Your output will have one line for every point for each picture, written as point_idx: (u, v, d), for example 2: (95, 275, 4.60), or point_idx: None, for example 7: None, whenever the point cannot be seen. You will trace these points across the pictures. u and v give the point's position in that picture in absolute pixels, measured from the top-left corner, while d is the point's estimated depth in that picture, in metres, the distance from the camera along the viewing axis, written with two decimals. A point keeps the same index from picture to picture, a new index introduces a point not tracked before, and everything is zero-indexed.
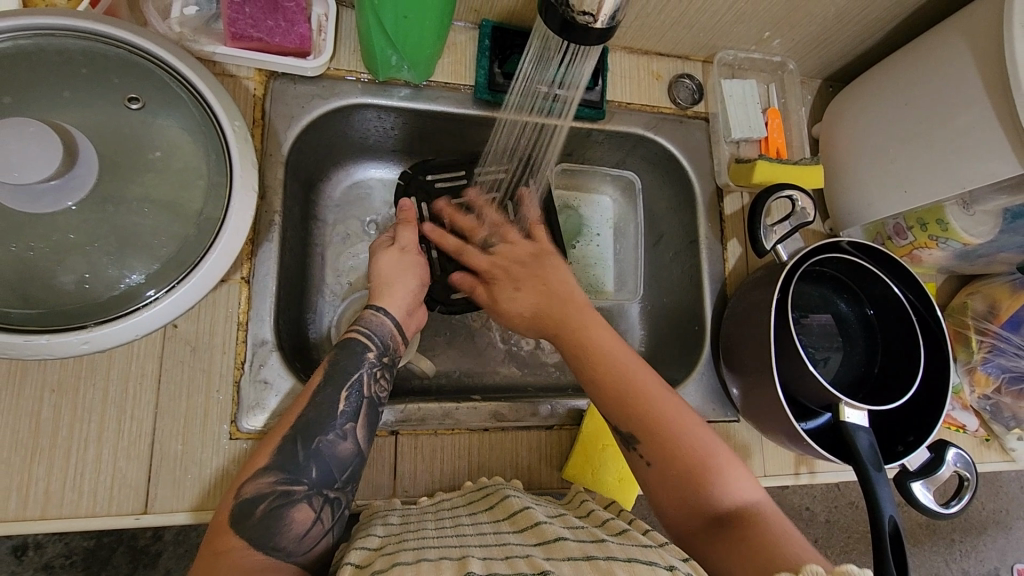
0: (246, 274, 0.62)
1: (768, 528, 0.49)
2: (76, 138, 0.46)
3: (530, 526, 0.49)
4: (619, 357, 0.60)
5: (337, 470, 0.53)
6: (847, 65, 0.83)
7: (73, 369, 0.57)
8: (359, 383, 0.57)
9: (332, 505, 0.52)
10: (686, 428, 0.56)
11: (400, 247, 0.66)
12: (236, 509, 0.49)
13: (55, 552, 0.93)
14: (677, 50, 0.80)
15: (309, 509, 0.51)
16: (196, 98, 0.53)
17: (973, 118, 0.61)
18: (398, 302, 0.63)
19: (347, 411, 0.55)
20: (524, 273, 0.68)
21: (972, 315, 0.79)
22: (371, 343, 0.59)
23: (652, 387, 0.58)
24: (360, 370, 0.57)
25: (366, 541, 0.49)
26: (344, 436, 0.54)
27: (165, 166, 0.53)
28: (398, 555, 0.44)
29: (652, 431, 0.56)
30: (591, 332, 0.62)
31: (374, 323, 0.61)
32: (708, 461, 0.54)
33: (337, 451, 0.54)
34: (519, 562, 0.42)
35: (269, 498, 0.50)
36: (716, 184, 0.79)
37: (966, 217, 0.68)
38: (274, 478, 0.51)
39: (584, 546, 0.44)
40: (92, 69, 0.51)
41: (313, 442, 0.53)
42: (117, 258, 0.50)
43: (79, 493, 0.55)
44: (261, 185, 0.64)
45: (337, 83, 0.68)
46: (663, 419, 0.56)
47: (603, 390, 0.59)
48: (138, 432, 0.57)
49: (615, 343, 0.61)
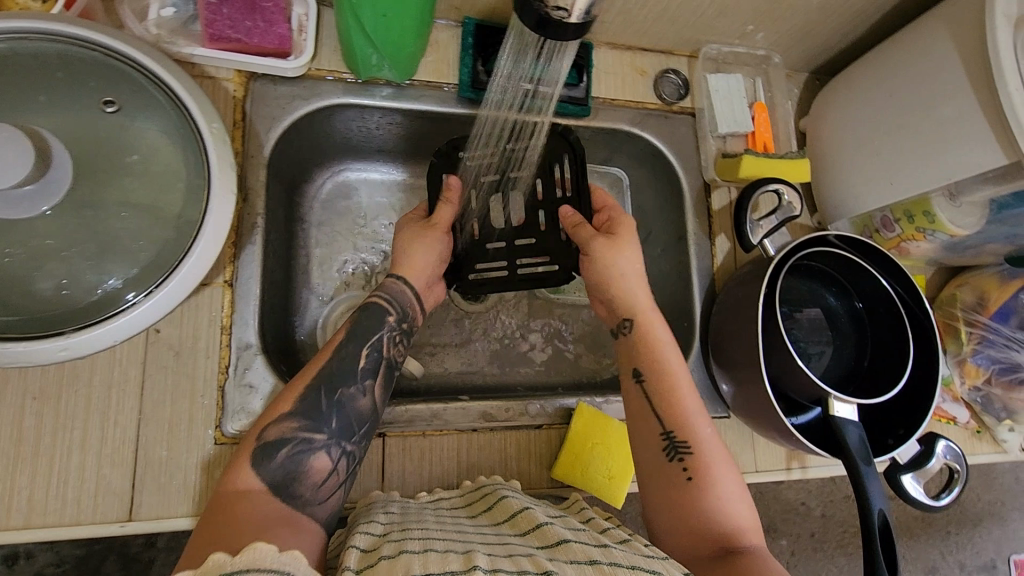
0: (229, 276, 0.61)
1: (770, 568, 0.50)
2: (51, 143, 0.45)
3: (533, 528, 0.48)
4: (684, 381, 0.62)
5: (357, 424, 0.56)
6: (832, 58, 0.82)
7: (54, 376, 0.56)
8: (380, 345, 0.60)
9: (349, 458, 0.54)
10: (725, 462, 0.58)
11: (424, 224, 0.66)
12: (257, 454, 0.51)
13: (46, 561, 0.92)
14: (661, 46, 0.80)
15: (327, 458, 0.53)
16: (173, 100, 0.52)
17: (957, 109, 0.61)
18: (421, 271, 0.65)
19: (366, 369, 0.58)
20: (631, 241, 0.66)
21: (962, 307, 0.79)
22: (392, 308, 0.63)
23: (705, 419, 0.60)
24: (379, 333, 0.61)
25: (370, 526, 0.49)
26: (364, 392, 0.57)
27: (144, 169, 0.53)
28: (404, 543, 0.44)
29: (702, 451, 0.58)
30: (668, 349, 0.63)
31: (395, 290, 0.64)
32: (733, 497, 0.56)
33: (357, 406, 0.56)
34: (523, 561, 0.42)
35: (290, 444, 0.52)
36: (703, 179, 0.79)
37: (951, 208, 0.67)
38: (296, 423, 0.53)
39: (589, 550, 0.44)
40: (67, 73, 0.51)
41: (336, 393, 0.55)
42: (95, 263, 0.50)
43: (63, 501, 0.54)
44: (243, 187, 0.63)
45: (318, 84, 0.67)
46: (714, 447, 0.58)
47: (667, 398, 0.60)
48: (122, 439, 0.56)
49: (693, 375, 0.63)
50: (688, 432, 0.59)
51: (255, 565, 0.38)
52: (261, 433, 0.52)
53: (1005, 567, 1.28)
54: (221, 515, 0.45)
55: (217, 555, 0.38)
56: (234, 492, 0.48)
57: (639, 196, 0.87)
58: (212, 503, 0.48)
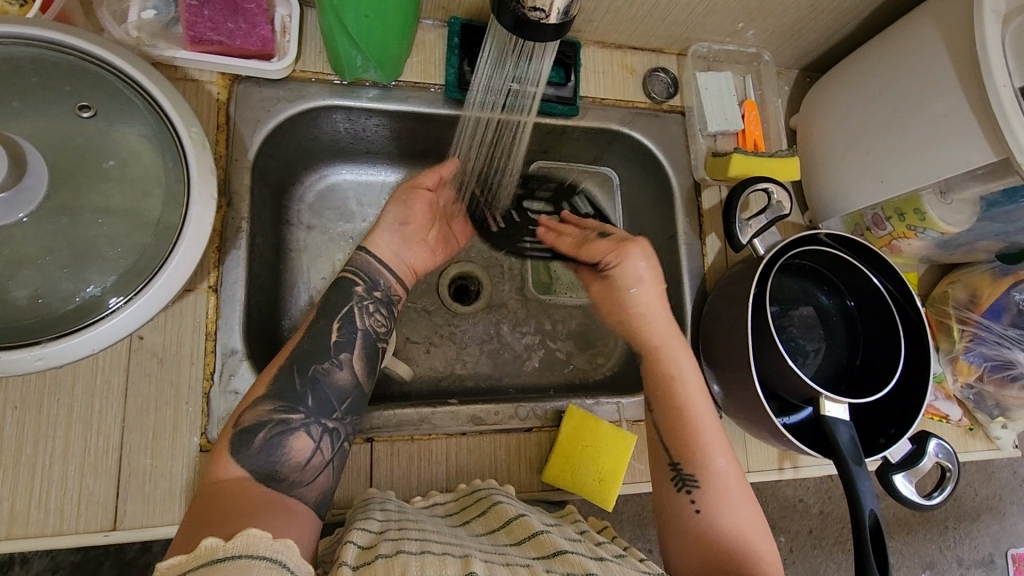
0: (213, 282, 0.60)
1: None
2: (24, 149, 0.45)
3: (528, 538, 0.48)
4: (700, 411, 0.61)
5: (336, 400, 0.55)
6: (823, 55, 0.82)
7: (36, 384, 0.55)
8: (352, 316, 0.59)
9: (332, 436, 0.53)
10: (739, 493, 0.58)
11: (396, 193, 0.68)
12: (236, 440, 0.49)
13: (40, 567, 0.92)
14: (651, 44, 0.79)
15: (307, 437, 0.52)
16: (151, 105, 0.52)
17: (946, 106, 0.60)
18: (388, 244, 0.65)
19: (342, 342, 0.57)
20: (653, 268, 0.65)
21: (953, 305, 0.79)
22: (360, 278, 0.62)
23: (721, 448, 0.60)
24: (349, 304, 0.60)
25: (366, 522, 0.48)
26: (340, 366, 0.56)
27: (122, 175, 0.52)
28: (401, 542, 0.44)
29: (711, 483, 0.58)
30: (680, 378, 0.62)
31: (367, 262, 0.63)
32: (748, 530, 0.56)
33: (334, 380, 0.55)
34: (521, 569, 0.42)
35: (268, 427, 0.50)
36: (693, 178, 0.79)
37: (942, 206, 0.67)
38: (272, 406, 0.52)
39: (586, 563, 0.44)
40: (42, 77, 0.50)
41: (308, 371, 0.55)
42: (73, 270, 0.49)
43: (46, 511, 0.53)
44: (227, 191, 0.62)
45: (303, 86, 0.66)
46: (725, 479, 0.58)
47: (676, 430, 0.60)
48: (105, 447, 0.56)
49: (707, 403, 0.62)
50: (698, 465, 0.59)
51: (249, 549, 0.37)
52: (239, 418, 0.51)
53: (1004, 562, 1.28)
54: (221, 500, 0.44)
55: (210, 539, 0.37)
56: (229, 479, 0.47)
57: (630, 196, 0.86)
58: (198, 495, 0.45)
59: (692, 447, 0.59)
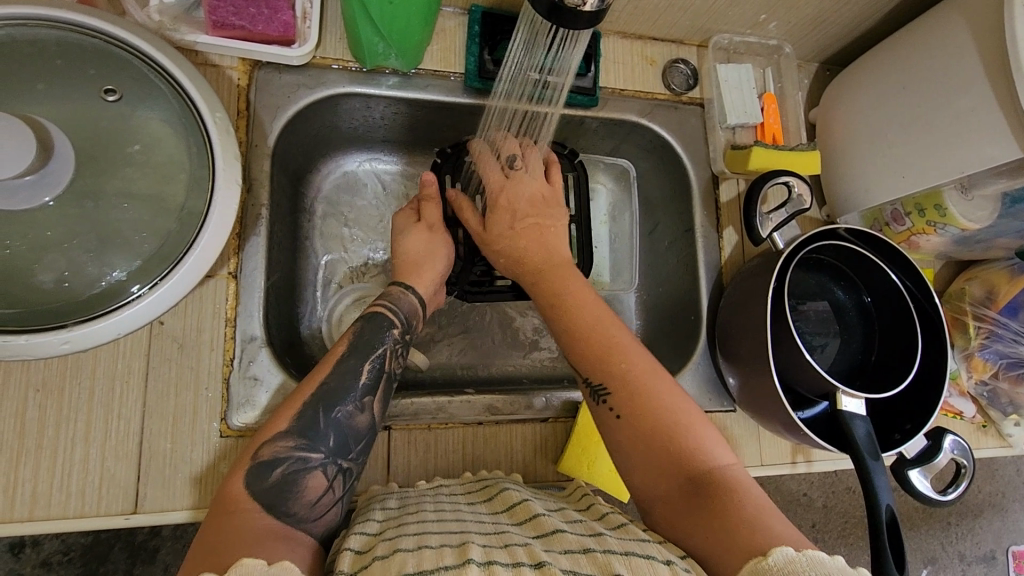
0: (233, 268, 0.60)
1: (732, 493, 0.48)
2: (51, 132, 0.44)
3: (529, 518, 0.48)
4: (595, 317, 0.60)
5: (353, 441, 0.54)
6: (844, 49, 0.81)
7: (57, 368, 0.56)
8: (382, 357, 0.58)
9: (344, 475, 0.53)
10: (654, 383, 0.56)
11: (428, 226, 0.67)
12: (252, 471, 0.49)
13: (52, 549, 0.93)
14: (671, 35, 0.78)
15: (323, 476, 0.51)
16: (176, 89, 0.51)
17: (972, 101, 0.60)
18: (424, 280, 0.65)
19: (366, 383, 0.56)
20: (524, 211, 0.65)
21: (970, 302, 0.79)
22: (396, 319, 0.61)
23: (626, 345, 0.58)
24: (383, 344, 0.59)
25: (365, 526, 0.49)
26: (363, 408, 0.55)
27: (145, 159, 0.52)
28: (398, 541, 0.44)
29: (623, 385, 0.56)
30: (568, 288, 0.62)
31: (401, 300, 0.63)
32: (675, 417, 0.54)
33: (353, 423, 0.54)
34: (519, 552, 0.42)
35: (286, 463, 0.50)
36: (711, 172, 0.78)
37: (963, 201, 0.67)
38: (292, 442, 0.51)
39: (583, 540, 0.44)
40: (66, 60, 0.50)
41: (333, 412, 0.53)
42: (97, 255, 0.49)
43: (67, 494, 0.54)
44: (247, 177, 0.62)
45: (323, 72, 0.66)
46: (636, 374, 0.56)
47: (575, 343, 0.59)
48: (126, 431, 0.56)
49: (598, 303, 0.61)
50: (606, 370, 0.57)
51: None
52: (256, 450, 0.50)
53: (1005, 558, 1.29)
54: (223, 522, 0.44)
55: None
56: (236, 489, 0.48)
57: (646, 188, 0.86)
58: (215, 508, 0.47)
59: (595, 352, 0.58)
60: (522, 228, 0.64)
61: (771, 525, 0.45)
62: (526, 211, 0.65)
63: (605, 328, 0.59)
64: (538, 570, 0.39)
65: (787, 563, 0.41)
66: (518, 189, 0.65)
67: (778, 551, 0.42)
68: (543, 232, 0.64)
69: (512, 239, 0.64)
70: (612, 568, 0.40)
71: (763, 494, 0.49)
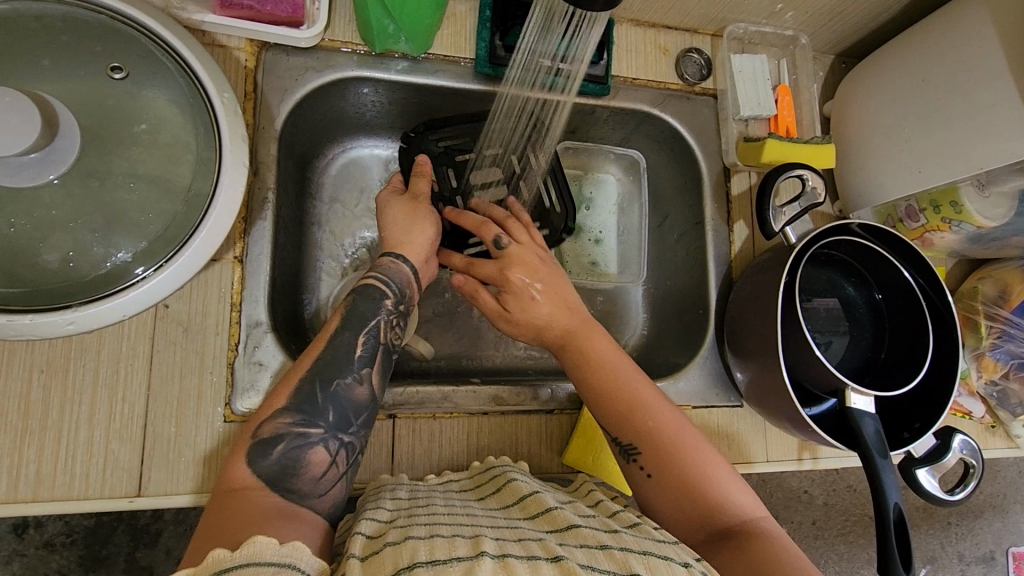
0: (239, 253, 0.60)
1: (769, 546, 0.49)
2: (56, 108, 0.44)
3: (542, 513, 0.48)
4: (621, 370, 0.58)
5: (353, 414, 0.53)
6: (861, 40, 0.80)
7: (62, 349, 0.55)
8: (376, 330, 0.57)
9: (347, 449, 0.52)
10: (682, 439, 0.55)
11: (414, 197, 0.65)
12: (254, 450, 0.48)
13: (55, 530, 0.93)
14: (686, 23, 0.77)
15: (325, 451, 0.50)
16: (183, 68, 0.51)
17: (993, 95, 0.59)
18: (415, 249, 0.62)
19: (364, 356, 0.55)
20: (535, 280, 0.60)
21: (983, 301, 0.77)
22: (388, 290, 0.59)
23: (652, 400, 0.57)
24: (376, 316, 0.58)
25: (376, 512, 0.48)
26: (361, 381, 0.54)
27: (151, 140, 0.51)
28: (410, 529, 0.43)
29: (651, 443, 0.55)
30: (591, 340, 0.59)
31: (392, 270, 0.60)
32: (705, 471, 0.54)
33: (353, 396, 0.53)
34: (534, 546, 0.41)
35: (286, 440, 0.49)
36: (723, 164, 0.77)
37: (980, 198, 0.66)
38: (291, 419, 0.50)
39: (599, 535, 0.44)
40: (72, 36, 0.49)
41: (330, 386, 0.53)
42: (102, 235, 0.48)
43: (71, 475, 0.54)
44: (253, 160, 0.62)
45: (332, 55, 0.65)
46: (664, 431, 0.55)
47: (599, 400, 0.57)
48: (130, 414, 0.56)
49: (622, 357, 0.59)
50: (635, 429, 0.55)
51: (255, 558, 0.38)
52: (257, 429, 0.49)
53: (1004, 559, 1.28)
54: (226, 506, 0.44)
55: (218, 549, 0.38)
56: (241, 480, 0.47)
57: (655, 179, 0.85)
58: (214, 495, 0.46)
59: (619, 409, 0.56)
60: (541, 291, 0.60)
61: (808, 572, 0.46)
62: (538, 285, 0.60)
63: (629, 383, 0.57)
64: (555, 563, 0.39)
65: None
66: (520, 264, 0.60)
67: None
68: (556, 291, 0.61)
69: (534, 313, 0.59)
70: (631, 566, 0.40)
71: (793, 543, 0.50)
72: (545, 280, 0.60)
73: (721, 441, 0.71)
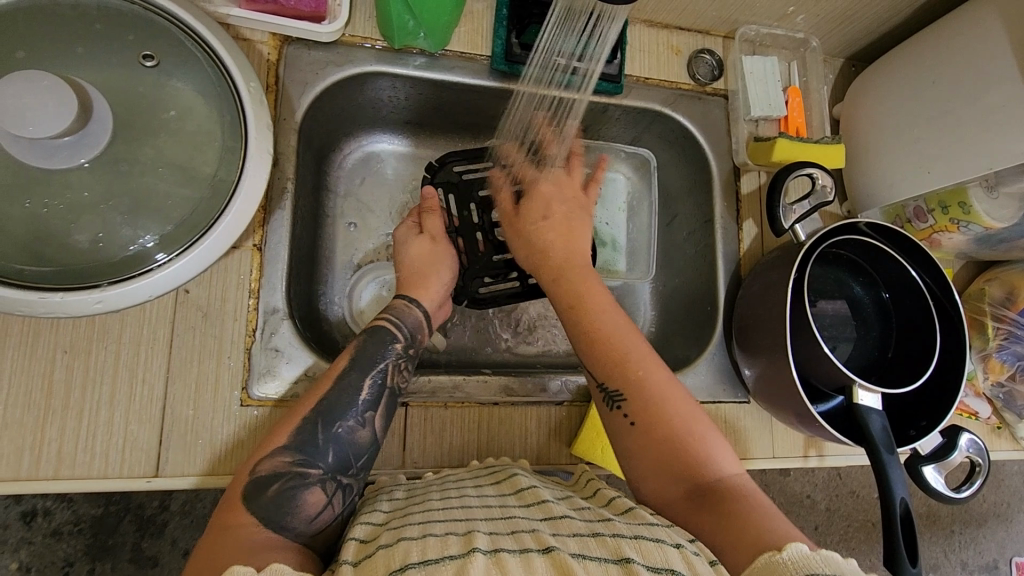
0: (258, 241, 0.61)
1: (747, 502, 0.49)
2: (90, 93, 0.45)
3: (536, 502, 0.49)
4: (614, 320, 0.60)
5: (353, 456, 0.53)
6: (871, 44, 0.81)
7: (85, 331, 0.56)
8: (384, 372, 0.57)
9: (344, 490, 0.52)
10: (669, 392, 0.56)
11: (432, 237, 0.67)
12: (250, 485, 0.49)
13: (63, 519, 0.94)
14: (698, 25, 0.78)
15: (322, 492, 0.50)
16: (212, 58, 0.52)
17: (1003, 96, 0.60)
18: (429, 293, 0.64)
19: (368, 399, 0.56)
20: (557, 206, 0.67)
21: (990, 302, 0.78)
22: (399, 333, 0.60)
23: (639, 353, 0.58)
24: (385, 359, 0.58)
25: (371, 515, 0.49)
26: (364, 423, 0.55)
27: (179, 127, 0.52)
28: (404, 529, 0.44)
29: (639, 392, 0.56)
30: (584, 287, 0.62)
31: (405, 314, 0.62)
32: (689, 428, 0.54)
33: (355, 438, 0.54)
34: (526, 538, 0.42)
35: (283, 479, 0.49)
36: (733, 163, 0.78)
37: (989, 199, 0.67)
38: (291, 457, 0.51)
39: (592, 524, 0.45)
40: (105, 24, 0.51)
41: (333, 427, 0.53)
42: (130, 218, 0.50)
43: (91, 454, 0.55)
44: (274, 151, 0.63)
45: (352, 50, 0.66)
46: (650, 382, 0.56)
47: (595, 346, 0.59)
48: (149, 396, 0.57)
49: (618, 309, 0.61)
50: (624, 375, 0.57)
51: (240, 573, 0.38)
52: (255, 465, 0.50)
53: (1007, 568, 1.28)
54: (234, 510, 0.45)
55: None
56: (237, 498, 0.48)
57: (665, 179, 0.86)
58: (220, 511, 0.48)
59: (611, 353, 0.58)
60: (553, 216, 0.66)
61: (776, 527, 0.46)
62: (560, 214, 0.67)
63: (624, 334, 0.59)
64: (546, 556, 0.39)
65: (801, 558, 0.41)
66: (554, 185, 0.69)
67: (792, 546, 0.42)
68: (572, 223, 0.67)
69: (547, 228, 0.66)
70: (623, 551, 0.41)
71: (770, 501, 0.50)
72: (561, 211, 0.67)
73: (728, 437, 0.72)
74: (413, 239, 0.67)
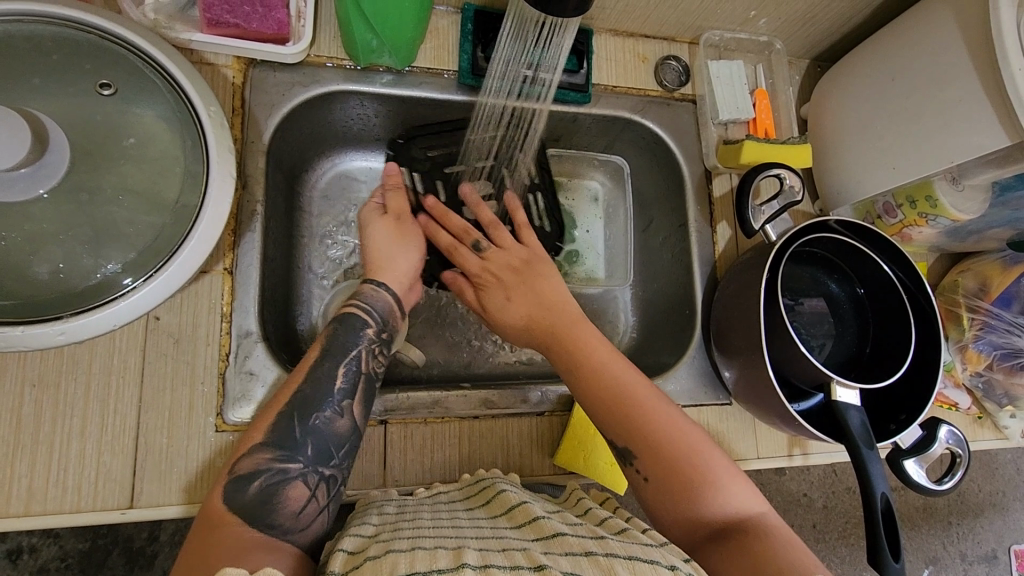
0: (229, 264, 0.61)
1: (775, 541, 0.49)
2: (45, 123, 0.45)
3: (529, 522, 0.47)
4: (600, 355, 0.60)
5: (335, 447, 0.53)
6: (834, 44, 0.82)
7: (54, 363, 0.56)
8: (358, 360, 0.57)
9: (328, 482, 0.52)
10: (672, 430, 0.55)
11: (397, 218, 0.67)
12: (229, 487, 0.48)
13: (49, 556, 0.92)
14: (663, 32, 0.79)
15: (304, 486, 0.50)
16: (171, 85, 0.52)
17: (959, 93, 0.61)
18: (399, 277, 0.64)
19: (343, 388, 0.55)
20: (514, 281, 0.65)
21: (964, 294, 0.79)
22: (371, 318, 0.60)
23: (637, 390, 0.57)
24: (358, 346, 0.58)
25: (360, 528, 0.48)
26: (342, 412, 0.54)
27: (140, 153, 0.52)
28: (393, 542, 0.43)
29: (643, 440, 0.55)
30: (576, 335, 0.61)
31: (374, 298, 0.61)
32: (700, 461, 0.54)
33: (334, 428, 0.54)
34: (518, 556, 0.41)
35: (275, 475, 0.50)
36: (704, 167, 0.79)
37: (953, 192, 0.68)
38: (273, 454, 0.50)
39: (583, 542, 0.44)
40: (62, 55, 0.51)
41: (308, 420, 0.53)
42: (92, 246, 0.50)
43: (63, 488, 0.54)
44: (241, 174, 0.63)
45: (317, 71, 0.67)
46: (648, 422, 0.55)
47: (591, 401, 0.58)
48: (121, 426, 0.56)
49: (598, 338, 0.61)
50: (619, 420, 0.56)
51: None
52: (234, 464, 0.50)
53: (1007, 558, 1.28)
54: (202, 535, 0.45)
55: None
56: (218, 506, 0.47)
57: (640, 184, 0.86)
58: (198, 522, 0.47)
59: (605, 401, 0.57)
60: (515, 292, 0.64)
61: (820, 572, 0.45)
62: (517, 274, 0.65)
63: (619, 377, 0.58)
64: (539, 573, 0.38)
65: None
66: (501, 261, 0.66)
67: None
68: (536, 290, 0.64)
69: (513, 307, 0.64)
70: (614, 571, 0.39)
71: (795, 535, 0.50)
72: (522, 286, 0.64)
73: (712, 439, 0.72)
74: (379, 222, 0.66)
